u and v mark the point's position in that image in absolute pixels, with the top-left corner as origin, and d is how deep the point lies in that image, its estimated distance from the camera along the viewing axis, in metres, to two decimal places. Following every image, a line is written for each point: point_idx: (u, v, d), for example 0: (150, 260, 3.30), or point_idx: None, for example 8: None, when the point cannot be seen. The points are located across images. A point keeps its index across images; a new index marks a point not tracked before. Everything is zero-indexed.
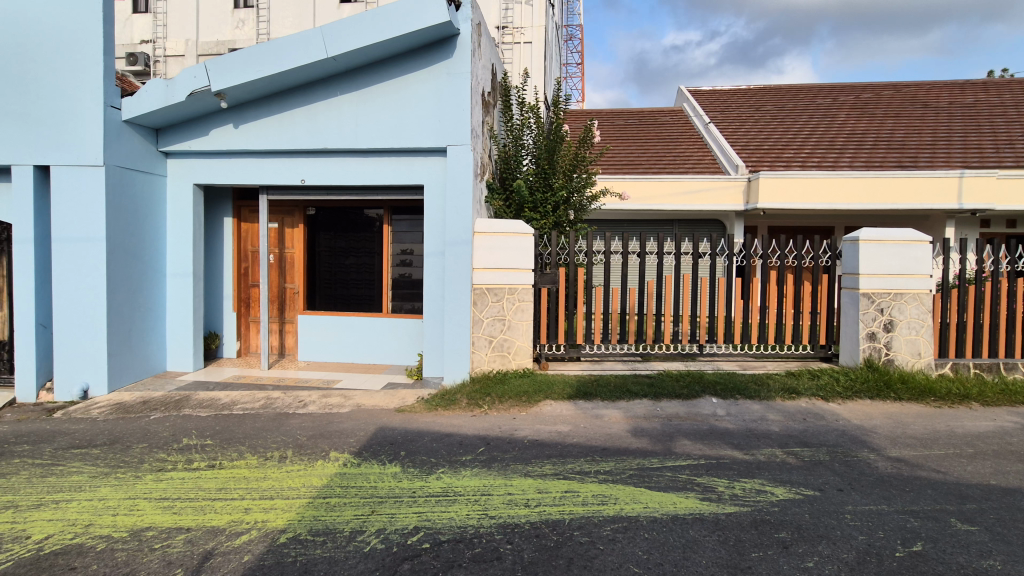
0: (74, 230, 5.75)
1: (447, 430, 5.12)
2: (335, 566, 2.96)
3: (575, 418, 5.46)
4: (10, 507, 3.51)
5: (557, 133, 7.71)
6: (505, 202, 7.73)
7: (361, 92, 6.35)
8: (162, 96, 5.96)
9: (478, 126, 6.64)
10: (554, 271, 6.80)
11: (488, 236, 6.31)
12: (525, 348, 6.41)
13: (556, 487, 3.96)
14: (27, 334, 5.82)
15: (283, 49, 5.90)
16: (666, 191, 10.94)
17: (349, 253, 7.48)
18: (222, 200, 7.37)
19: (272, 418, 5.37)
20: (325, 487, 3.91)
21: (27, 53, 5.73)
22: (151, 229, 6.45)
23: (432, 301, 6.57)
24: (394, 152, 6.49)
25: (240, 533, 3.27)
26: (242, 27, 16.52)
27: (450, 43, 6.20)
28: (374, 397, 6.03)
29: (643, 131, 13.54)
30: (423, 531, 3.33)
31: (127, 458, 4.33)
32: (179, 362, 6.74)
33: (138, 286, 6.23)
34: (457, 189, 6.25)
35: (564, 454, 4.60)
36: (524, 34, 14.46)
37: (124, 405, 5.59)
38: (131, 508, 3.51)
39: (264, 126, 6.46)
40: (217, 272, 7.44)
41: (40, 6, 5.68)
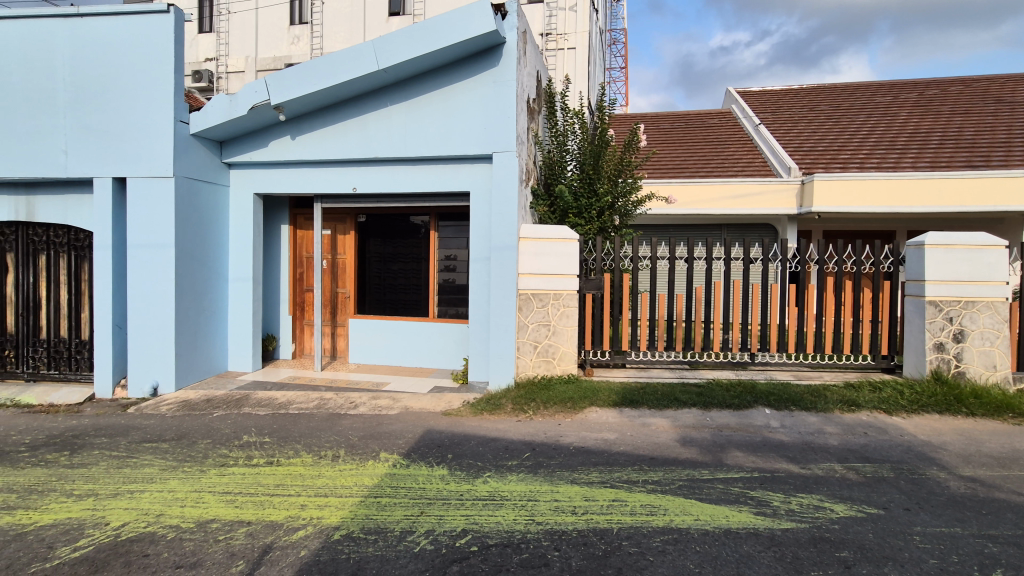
0: (148, 238, 6.15)
1: (492, 434, 5.15)
2: (386, 565, 3.02)
3: (622, 426, 5.37)
4: (91, 495, 3.76)
5: (603, 138, 7.66)
6: (550, 208, 7.74)
7: (411, 102, 6.52)
8: (226, 111, 6.31)
9: (523, 132, 6.70)
10: (599, 277, 6.75)
11: (533, 241, 6.36)
12: (570, 354, 6.38)
13: (603, 495, 3.91)
14: (105, 334, 6.24)
15: (337, 62, 6.13)
16: (713, 195, 10.67)
17: (398, 259, 7.66)
18: (280, 208, 7.71)
19: (326, 418, 5.55)
20: (377, 486, 4.01)
21: (106, 72, 6.16)
22: (215, 236, 6.81)
23: (478, 307, 6.63)
24: (441, 160, 6.62)
25: (297, 529, 3.39)
26: (297, 43, 17.27)
27: (496, 51, 6.28)
28: (421, 400, 6.13)
29: (690, 134, 13.27)
30: (471, 534, 3.35)
31: (193, 452, 4.58)
32: (239, 362, 7.06)
33: (203, 290, 6.59)
34: (503, 194, 6.29)
35: (611, 462, 4.54)
36: (568, 40, 14.47)
37: (190, 403, 5.91)
38: (198, 500, 3.70)
39: (319, 137, 6.73)
40: (274, 277, 7.76)
41: (118, 29, 6.12)
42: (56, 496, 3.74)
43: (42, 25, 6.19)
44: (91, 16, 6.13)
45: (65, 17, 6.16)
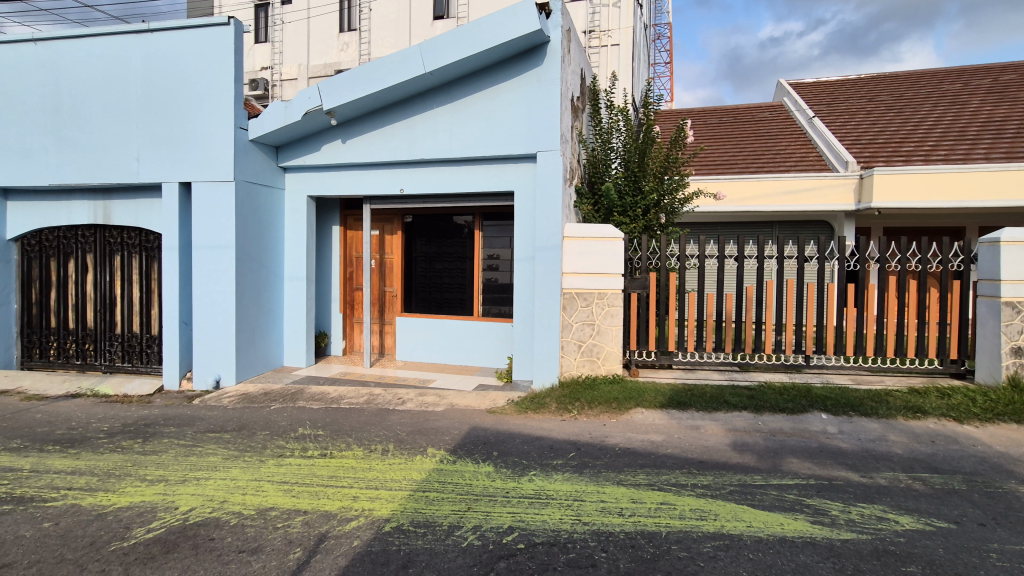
0: (211, 239, 6.50)
1: (537, 433, 5.15)
2: (435, 558, 3.07)
3: (669, 428, 5.27)
4: (162, 481, 4.00)
5: (649, 134, 7.53)
6: (594, 207, 7.67)
7: (456, 104, 6.61)
8: (282, 117, 6.58)
9: (567, 131, 6.67)
10: (645, 276, 6.63)
11: (578, 241, 6.35)
12: (615, 354, 6.32)
13: (651, 498, 3.84)
14: (173, 329, 6.64)
15: (385, 67, 6.28)
16: (764, 191, 10.30)
17: (443, 258, 7.78)
18: (331, 210, 7.98)
19: (375, 413, 5.71)
20: (425, 481, 4.09)
21: (173, 84, 6.54)
22: (271, 237, 7.11)
23: (522, 306, 6.65)
24: (486, 160, 6.67)
25: (350, 519, 3.50)
26: (346, 50, 17.81)
27: (540, 51, 6.28)
28: (466, 397, 6.20)
29: (739, 129, 12.86)
30: (518, 532, 3.37)
31: (253, 443, 4.80)
32: (293, 358, 7.35)
33: (261, 289, 6.90)
34: (547, 193, 6.28)
35: (658, 464, 4.46)
36: (611, 37, 14.29)
37: (249, 396, 6.20)
38: (257, 489, 3.88)
39: (368, 140, 6.93)
40: (326, 276, 8.03)
41: (184, 42, 6.48)
42: (132, 480, 4.01)
43: (118, 41, 6.64)
44: (160, 31, 6.53)
45: (137, 33, 6.58)
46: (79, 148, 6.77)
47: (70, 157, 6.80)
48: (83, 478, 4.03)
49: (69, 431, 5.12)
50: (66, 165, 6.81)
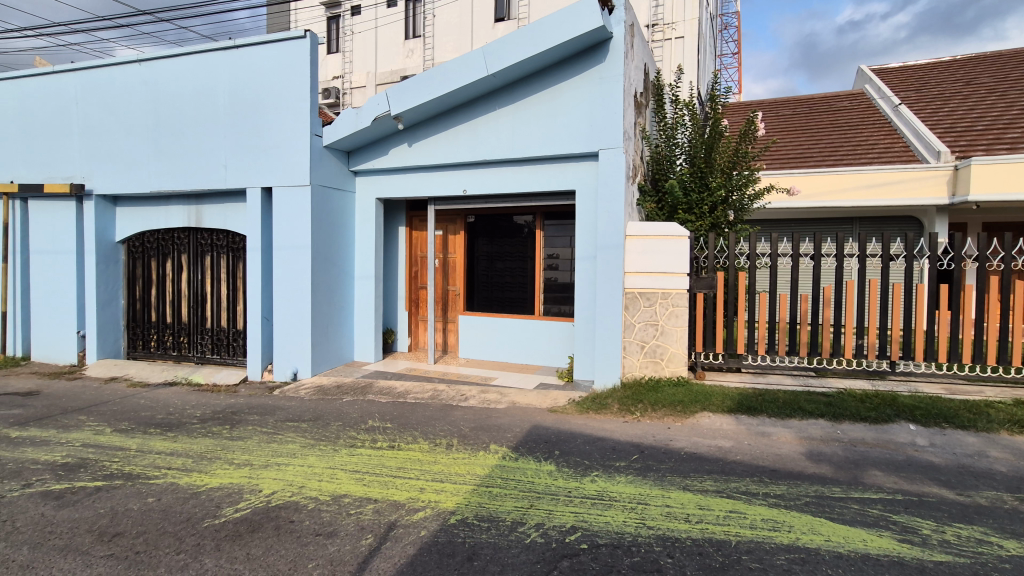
0: (290, 240, 6.91)
1: (599, 434, 5.10)
2: (499, 553, 3.12)
3: (738, 434, 5.06)
4: (248, 465, 4.32)
5: (716, 129, 7.29)
6: (658, 205, 7.49)
7: (518, 104, 6.67)
8: (353, 123, 6.90)
9: (630, 128, 6.55)
10: (712, 275, 6.35)
11: (641, 239, 6.23)
12: (680, 356, 6.16)
13: (719, 505, 3.71)
14: (256, 324, 7.12)
15: (449, 71, 6.43)
16: (843, 185, 9.64)
17: (504, 257, 7.86)
18: (397, 212, 8.28)
19: (439, 408, 5.87)
20: (488, 476, 4.16)
21: (256, 94, 7.01)
22: (343, 238, 7.47)
23: (583, 305, 6.60)
24: (548, 160, 6.68)
25: (417, 510, 3.63)
26: (411, 56, 18.40)
27: (603, 47, 6.20)
28: (527, 395, 6.24)
29: (814, 119, 12.12)
30: (581, 532, 3.36)
31: (327, 432, 5.07)
32: (363, 352, 7.69)
33: (334, 286, 7.27)
34: (610, 191, 6.20)
35: (727, 471, 4.30)
36: (676, 29, 13.90)
37: (323, 388, 6.56)
38: (332, 476, 4.10)
39: (433, 143, 7.12)
40: (393, 275, 8.34)
41: (266, 56, 6.93)
42: (221, 462, 4.35)
43: (208, 58, 7.20)
44: (245, 47, 7.02)
45: (225, 49, 7.12)
46: (175, 157, 7.42)
47: (168, 166, 7.45)
48: (181, 459, 4.41)
49: (168, 416, 5.62)
50: (164, 173, 7.47)
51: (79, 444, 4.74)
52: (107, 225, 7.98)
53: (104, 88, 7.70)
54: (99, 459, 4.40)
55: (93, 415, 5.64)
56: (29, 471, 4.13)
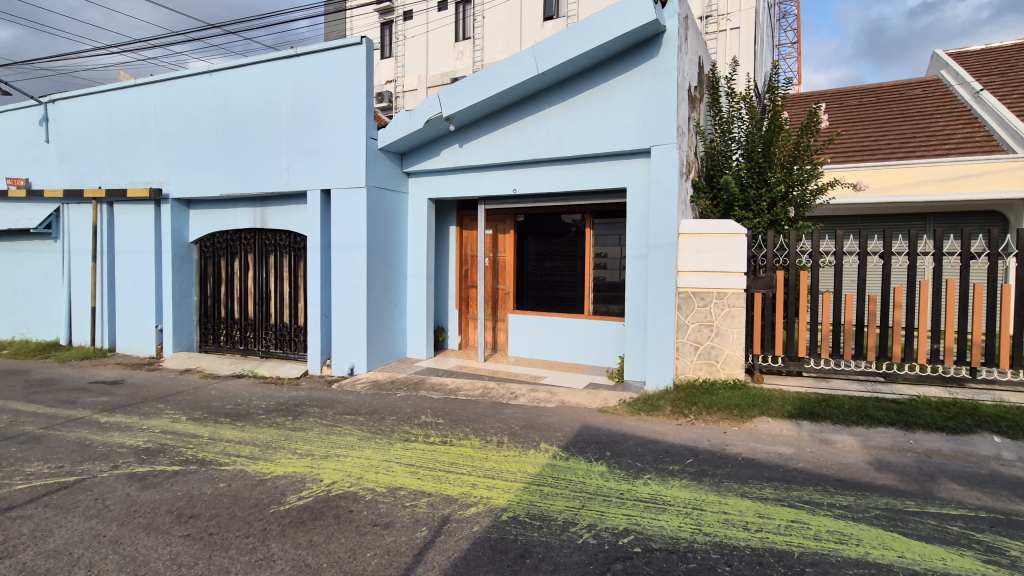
0: (347, 239, 7.16)
1: (651, 436, 5.00)
2: (552, 552, 3.11)
3: (800, 441, 4.84)
4: (309, 455, 4.51)
5: (775, 121, 6.97)
6: (713, 202, 7.24)
7: (568, 102, 6.64)
8: (406, 126, 7.07)
9: (684, 123, 6.38)
10: (771, 274, 6.11)
11: (694, 237, 6.07)
12: (736, 358, 5.96)
13: (780, 514, 3.56)
14: (316, 321, 7.41)
15: (500, 72, 6.48)
16: (913, 179, 9.09)
17: (553, 257, 7.84)
18: (448, 211, 8.41)
19: (490, 406, 5.93)
20: (539, 475, 4.17)
21: (315, 100, 7.30)
22: (396, 237, 7.67)
23: (635, 305, 6.49)
24: (598, 157, 6.61)
25: (470, 505, 3.68)
26: (461, 58, 18.66)
27: (656, 41, 6.07)
28: (577, 395, 6.19)
29: (884, 109, 11.40)
30: (634, 535, 3.30)
31: (382, 426, 5.22)
32: (415, 349, 7.87)
33: (388, 284, 7.48)
34: (663, 188, 6.06)
35: (787, 478, 4.12)
36: (731, 20, 13.42)
37: (378, 383, 6.77)
38: (388, 469, 4.22)
39: (483, 143, 7.20)
40: (444, 274, 8.48)
41: (324, 63, 7.21)
42: (285, 452, 4.57)
43: (271, 67, 7.56)
44: (305, 55, 7.33)
45: (287, 58, 7.45)
46: (242, 162, 7.84)
47: (235, 171, 7.89)
48: (248, 448, 4.66)
49: (236, 406, 5.96)
50: (232, 177, 7.91)
51: (158, 431, 5.10)
52: (181, 227, 8.53)
53: (180, 98, 8.22)
54: (176, 445, 4.71)
55: (170, 403, 6.06)
56: (116, 454, 4.48)
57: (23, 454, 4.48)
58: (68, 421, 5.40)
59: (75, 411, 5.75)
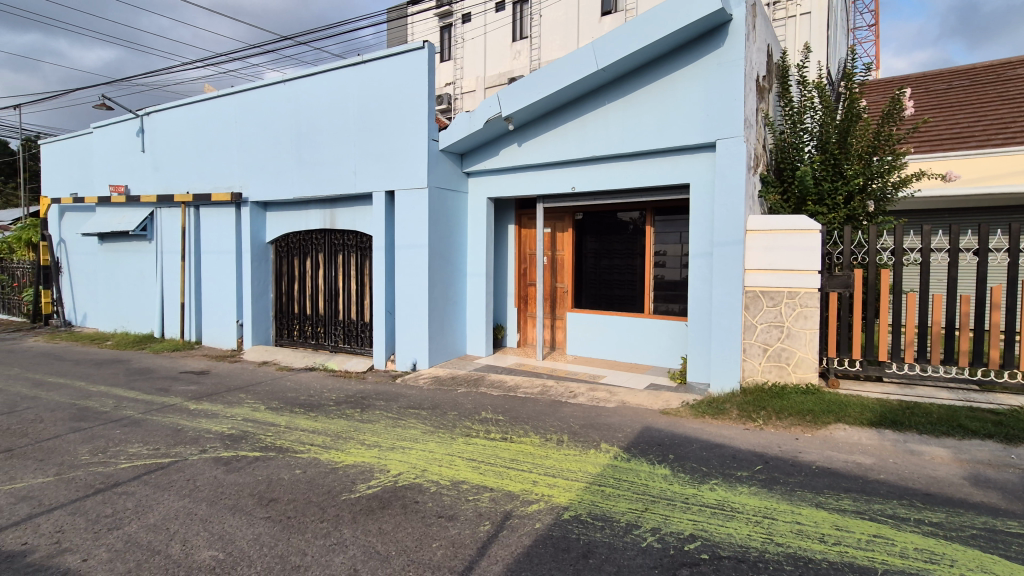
0: (409, 239, 7.39)
1: (717, 440, 4.83)
2: (615, 554, 3.07)
3: (881, 451, 4.53)
4: (377, 446, 4.69)
5: (852, 110, 6.55)
6: (783, 196, 6.93)
7: (629, 98, 6.52)
8: (466, 127, 7.19)
9: (752, 115, 6.11)
10: (847, 273, 5.76)
11: (763, 234, 5.79)
12: (809, 360, 5.65)
13: (860, 527, 3.34)
14: (381, 317, 7.70)
15: (559, 70, 6.47)
16: (1016, 167, 8.33)
17: (612, 255, 7.73)
18: (507, 210, 8.48)
19: (549, 404, 5.93)
20: (600, 475, 4.13)
21: (380, 105, 7.57)
22: (457, 236, 7.82)
23: (698, 304, 6.30)
24: (660, 153, 6.45)
25: (532, 502, 3.70)
26: (518, 57, 18.76)
27: (722, 31, 5.86)
28: (638, 396, 6.08)
29: (979, 92, 10.42)
30: (701, 541, 3.21)
31: (444, 421, 5.35)
32: (475, 347, 7.99)
33: (449, 283, 7.64)
34: (729, 183, 5.84)
35: (867, 490, 3.87)
36: (801, 5, 12.74)
37: (439, 378, 6.95)
38: (451, 463, 4.32)
39: (542, 142, 7.20)
40: (503, 272, 8.55)
41: (389, 69, 7.45)
42: (355, 442, 4.77)
43: (340, 75, 7.90)
44: (370, 61, 7.61)
45: (353, 66, 7.77)
46: (312, 166, 8.25)
47: (307, 174, 8.31)
48: (321, 437, 4.91)
49: (309, 398, 6.29)
50: (304, 181, 8.34)
51: (240, 418, 5.47)
52: (259, 228, 9.09)
53: (258, 108, 8.75)
54: (256, 432, 5.03)
55: (250, 393, 6.48)
56: (204, 439, 4.85)
57: (126, 435, 4.94)
58: (163, 407, 5.89)
59: (168, 398, 6.27)
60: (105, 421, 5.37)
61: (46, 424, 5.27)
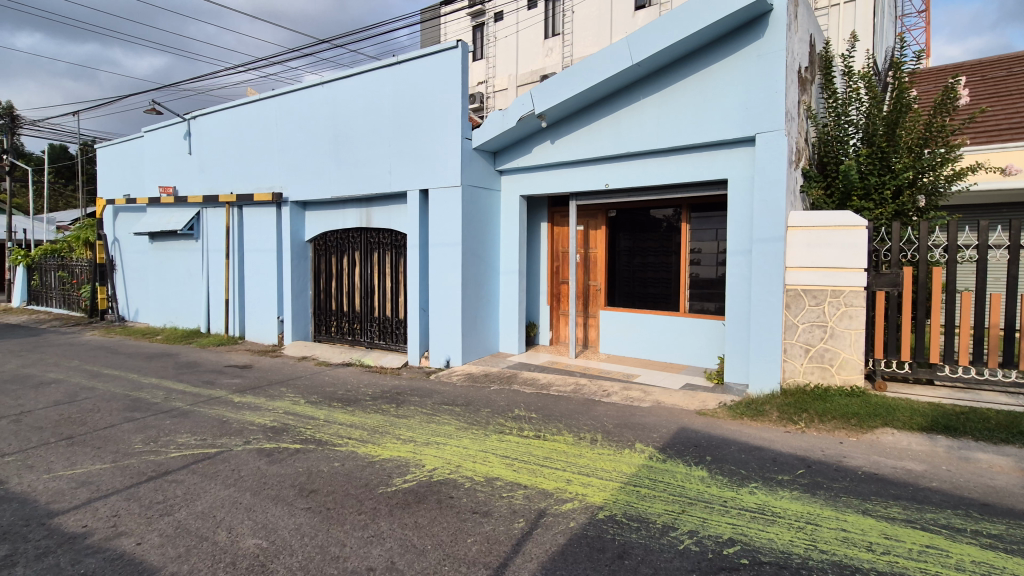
0: (443, 237, 7.46)
1: (756, 443, 4.71)
2: (652, 555, 3.03)
3: (934, 457, 4.31)
4: (412, 441, 4.76)
5: (901, 100, 6.26)
6: (826, 191, 6.63)
7: (665, 92, 6.41)
8: (499, 124, 7.21)
9: (793, 107, 5.90)
10: (895, 271, 5.52)
11: (805, 231, 5.62)
12: (854, 362, 5.44)
13: (911, 537, 3.19)
14: (415, 314, 7.81)
15: (593, 65, 6.41)
16: None
17: (646, 253, 7.62)
18: (540, 208, 8.46)
19: (582, 403, 5.90)
20: (635, 475, 4.08)
21: (414, 105, 7.66)
22: (490, 234, 7.85)
23: (736, 303, 6.14)
24: (697, 148, 6.32)
25: (566, 500, 3.69)
26: (551, 55, 18.70)
27: (762, 22, 5.69)
28: (673, 396, 5.98)
29: None
30: (740, 545, 3.12)
31: (478, 417, 5.38)
32: (507, 344, 8.01)
33: (482, 280, 7.68)
34: (769, 179, 5.67)
35: (918, 498, 3.69)
36: None
37: (473, 375, 7.00)
38: (485, 460, 4.34)
39: (575, 139, 7.16)
40: (535, 270, 8.54)
41: (423, 68, 7.52)
42: (391, 437, 4.85)
43: (375, 76, 8.04)
44: (405, 62, 7.71)
45: (389, 67, 7.88)
46: (349, 165, 8.42)
47: (343, 174, 8.49)
48: (358, 431, 5.02)
49: (346, 392, 6.44)
50: (341, 180, 8.52)
51: (281, 411, 5.64)
52: (299, 227, 9.34)
53: (297, 110, 8.99)
54: (297, 425, 5.18)
55: (290, 387, 6.68)
56: (248, 430, 5.03)
57: (175, 426, 5.16)
58: (209, 399, 6.13)
59: (214, 390, 6.53)
60: (156, 411, 5.63)
61: (103, 413, 5.56)
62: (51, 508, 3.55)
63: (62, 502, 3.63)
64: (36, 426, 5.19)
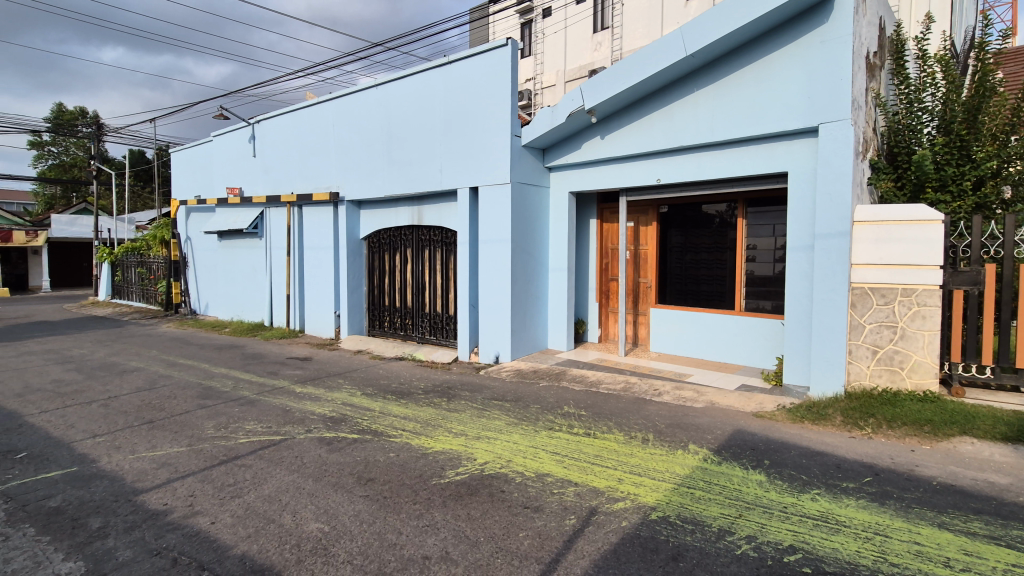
0: (492, 234, 7.53)
1: (818, 448, 4.50)
2: (707, 559, 2.96)
3: (1021, 470, 3.99)
4: (463, 435, 4.84)
5: (985, 84, 5.85)
6: (896, 183, 6.14)
7: (721, 84, 6.21)
8: (549, 120, 7.18)
9: (861, 95, 5.58)
10: (976, 269, 5.10)
11: (873, 226, 5.32)
12: (927, 365, 5.10)
13: (994, 555, 2.97)
14: (465, 310, 7.92)
15: (645, 58, 6.29)
16: None
17: (700, 249, 7.41)
18: (589, 204, 8.40)
19: (633, 401, 5.82)
20: (689, 477, 4.00)
21: (465, 103, 7.75)
22: (538, 231, 7.85)
23: (797, 301, 5.88)
24: (755, 140, 6.08)
25: (618, 499, 3.66)
26: (599, 49, 18.49)
27: (827, 6, 5.41)
28: (728, 396, 5.81)
29: None
30: (802, 553, 3.01)
31: (528, 413, 5.42)
32: (556, 341, 8.01)
33: (531, 277, 7.70)
34: (834, 171, 5.39)
35: (1003, 513, 3.43)
36: None
37: (521, 371, 7.04)
38: (535, 455, 4.37)
39: (626, 133, 7.05)
40: (584, 267, 8.49)
41: (473, 67, 7.60)
42: (443, 430, 4.96)
43: (427, 76, 8.19)
44: (456, 62, 7.82)
45: (439, 67, 8.02)
46: (401, 165, 8.64)
47: (396, 173, 8.72)
48: (411, 423, 5.16)
49: (399, 385, 6.63)
50: (394, 179, 8.76)
51: (339, 402, 5.88)
52: (354, 226, 9.66)
53: (352, 111, 9.30)
54: (354, 416, 5.38)
55: (347, 379, 6.96)
56: (309, 420, 5.27)
57: (243, 413, 5.48)
58: (273, 389, 6.46)
59: (278, 380, 6.89)
60: (226, 399, 6.00)
61: (179, 400, 5.97)
62: (136, 486, 3.85)
63: (145, 481, 3.93)
64: (121, 410, 5.63)
